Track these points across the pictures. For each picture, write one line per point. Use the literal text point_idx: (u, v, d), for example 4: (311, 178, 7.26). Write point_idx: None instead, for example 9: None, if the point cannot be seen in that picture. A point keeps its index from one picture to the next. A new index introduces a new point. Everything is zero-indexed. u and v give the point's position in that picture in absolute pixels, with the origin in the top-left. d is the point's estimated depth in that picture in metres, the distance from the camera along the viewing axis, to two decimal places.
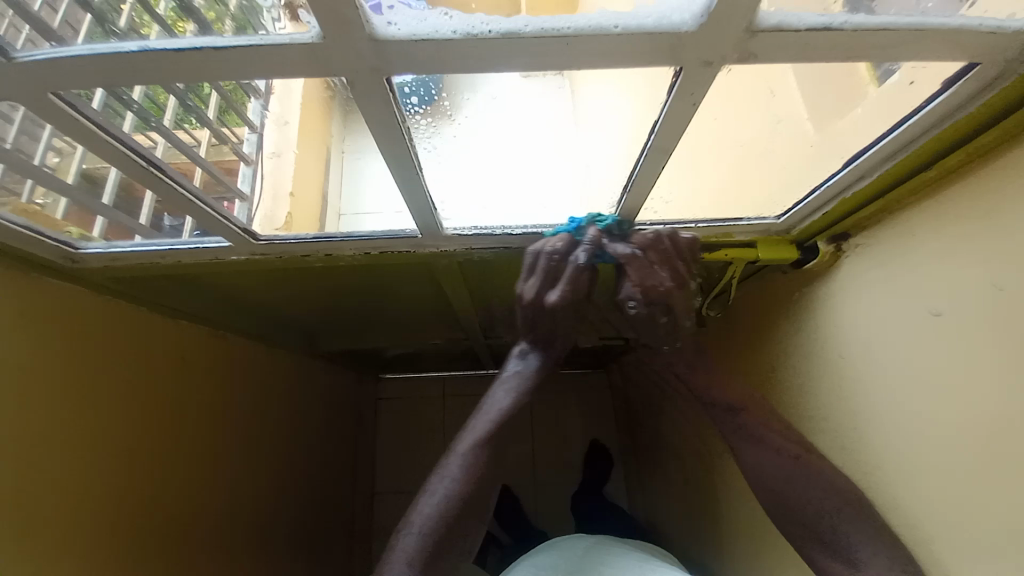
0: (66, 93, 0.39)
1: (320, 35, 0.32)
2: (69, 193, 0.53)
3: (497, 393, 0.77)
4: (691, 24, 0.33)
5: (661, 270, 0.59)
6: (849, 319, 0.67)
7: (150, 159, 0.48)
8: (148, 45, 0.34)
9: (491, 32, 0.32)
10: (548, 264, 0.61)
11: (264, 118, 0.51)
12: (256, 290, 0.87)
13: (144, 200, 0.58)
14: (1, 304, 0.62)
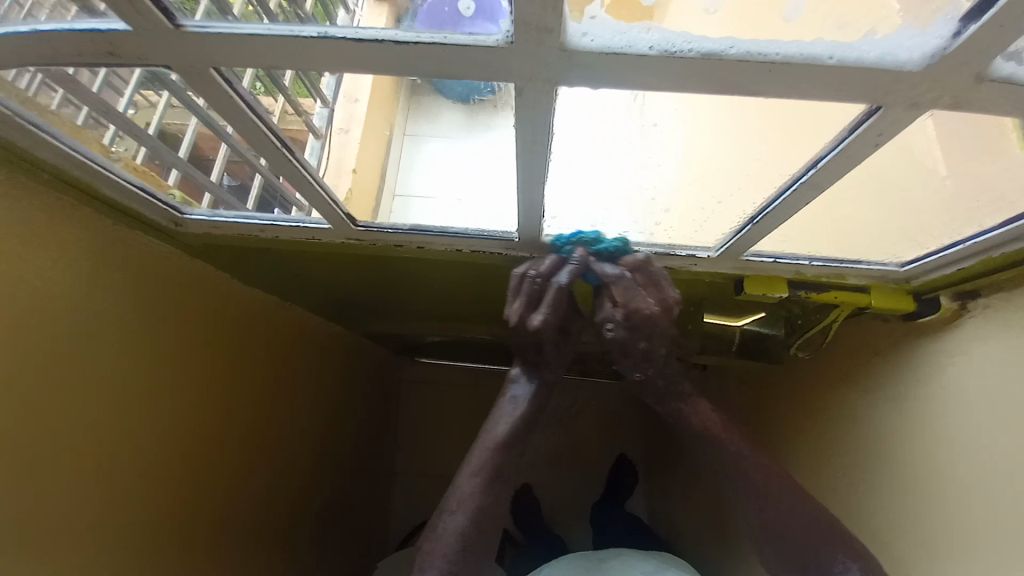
0: (225, 68, 0.38)
1: (510, 39, 0.31)
2: (147, 141, 0.54)
3: (501, 409, 0.71)
4: (916, 63, 0.30)
5: (648, 295, 0.57)
6: (961, 385, 0.62)
7: (279, 137, 0.47)
8: (328, 32, 0.33)
9: (691, 52, 0.30)
10: (531, 287, 0.58)
11: (337, 93, 0.49)
12: (333, 272, 0.87)
13: (217, 151, 0.57)
14: (95, 250, 0.64)
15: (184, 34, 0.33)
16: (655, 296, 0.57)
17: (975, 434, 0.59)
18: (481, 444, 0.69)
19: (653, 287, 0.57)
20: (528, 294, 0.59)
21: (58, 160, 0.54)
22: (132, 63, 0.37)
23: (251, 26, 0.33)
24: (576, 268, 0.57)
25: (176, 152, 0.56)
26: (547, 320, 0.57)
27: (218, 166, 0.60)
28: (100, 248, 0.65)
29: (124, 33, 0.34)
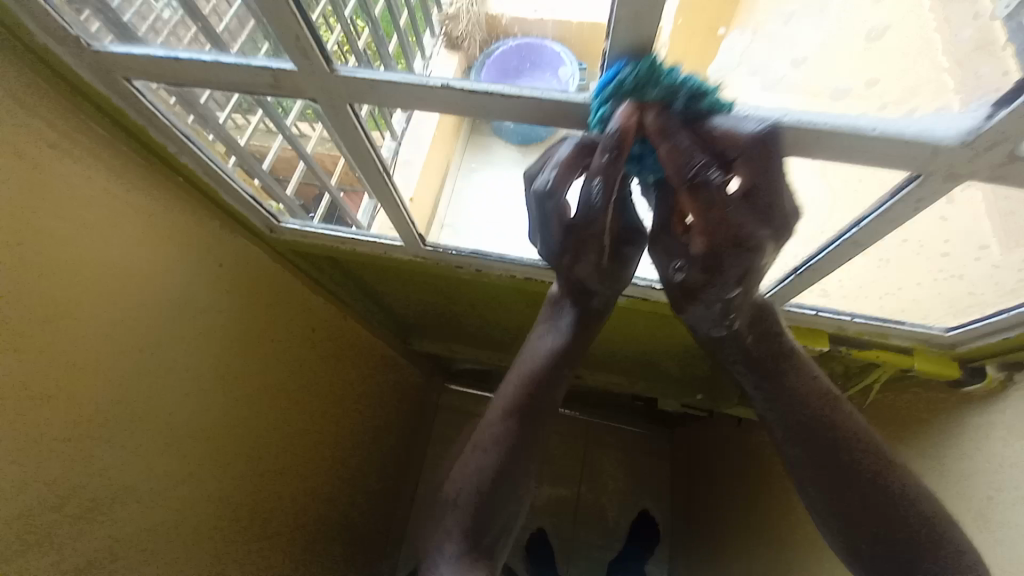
0: (357, 106, 0.47)
1: (596, 98, 0.37)
2: (238, 152, 0.62)
3: (535, 342, 0.70)
4: (953, 139, 0.34)
5: (703, 237, 0.41)
6: (1002, 458, 0.60)
7: (381, 164, 0.55)
8: (449, 83, 0.41)
9: (748, 117, 0.36)
10: (546, 199, 0.44)
11: (406, 125, 0.54)
12: (393, 287, 0.95)
13: (296, 166, 0.65)
14: (212, 249, 0.73)
15: (337, 76, 0.43)
16: (744, 213, 0.37)
17: (1013, 509, 0.58)
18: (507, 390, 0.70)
19: (755, 178, 0.35)
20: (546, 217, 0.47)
21: (194, 166, 0.63)
22: (285, 95, 0.47)
23: (390, 75, 0.42)
24: (614, 156, 0.35)
25: (260, 164, 0.64)
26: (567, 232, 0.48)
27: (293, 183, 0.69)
28: (217, 249, 0.74)
29: (287, 70, 0.43)
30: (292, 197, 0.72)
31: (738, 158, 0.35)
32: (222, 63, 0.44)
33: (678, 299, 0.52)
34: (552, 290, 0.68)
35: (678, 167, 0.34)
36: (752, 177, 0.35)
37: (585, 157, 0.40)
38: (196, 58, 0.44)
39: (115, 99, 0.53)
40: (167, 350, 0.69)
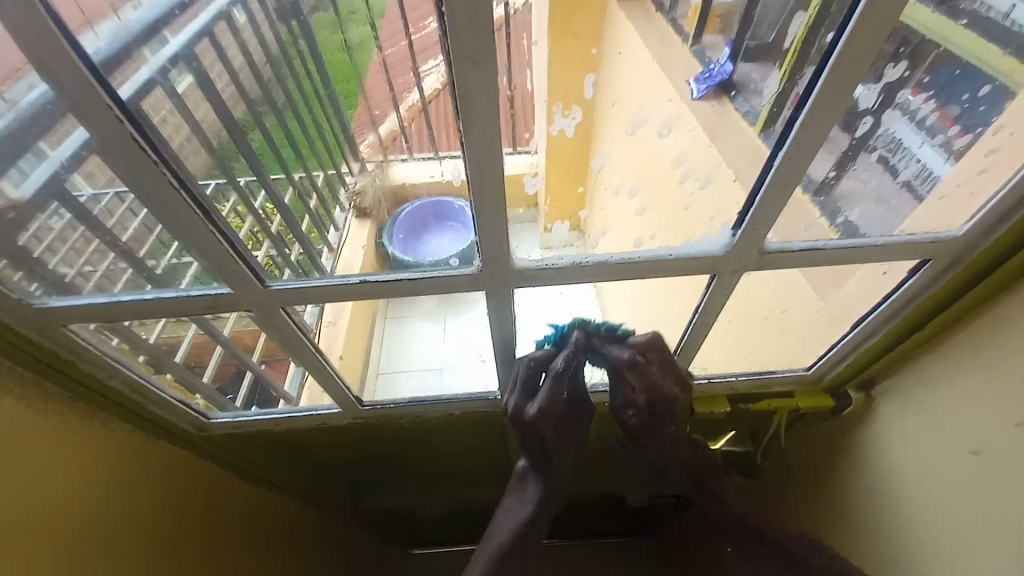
0: (290, 308, 0.56)
1: (481, 267, 0.50)
2: (153, 349, 0.66)
3: (503, 514, 0.72)
4: (722, 250, 0.50)
5: (665, 376, 0.65)
6: (901, 463, 0.72)
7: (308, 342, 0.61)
8: (367, 277, 0.52)
9: (589, 262, 0.50)
10: (527, 374, 0.65)
11: (319, 317, 0.62)
12: (338, 453, 0.94)
13: (212, 353, 0.72)
14: (137, 463, 0.71)
15: (271, 290, 0.52)
16: (672, 375, 0.65)
17: (929, 506, 0.68)
18: (494, 532, 0.71)
19: (660, 362, 0.65)
20: (530, 382, 0.65)
21: (123, 387, 0.66)
22: (224, 311, 0.54)
23: (317, 280, 0.52)
24: (573, 351, 0.62)
25: (174, 356, 0.69)
26: (547, 406, 0.63)
27: (211, 366, 0.74)
28: (141, 462, 0.71)
29: (226, 293, 0.52)
30: (209, 382, 0.75)
31: (647, 367, 0.64)
32: (164, 298, 0.52)
33: (641, 430, 0.71)
34: (518, 467, 0.76)
35: (618, 358, 0.63)
36: (661, 360, 0.65)
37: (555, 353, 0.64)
38: (137, 298, 0.52)
39: (49, 344, 0.57)
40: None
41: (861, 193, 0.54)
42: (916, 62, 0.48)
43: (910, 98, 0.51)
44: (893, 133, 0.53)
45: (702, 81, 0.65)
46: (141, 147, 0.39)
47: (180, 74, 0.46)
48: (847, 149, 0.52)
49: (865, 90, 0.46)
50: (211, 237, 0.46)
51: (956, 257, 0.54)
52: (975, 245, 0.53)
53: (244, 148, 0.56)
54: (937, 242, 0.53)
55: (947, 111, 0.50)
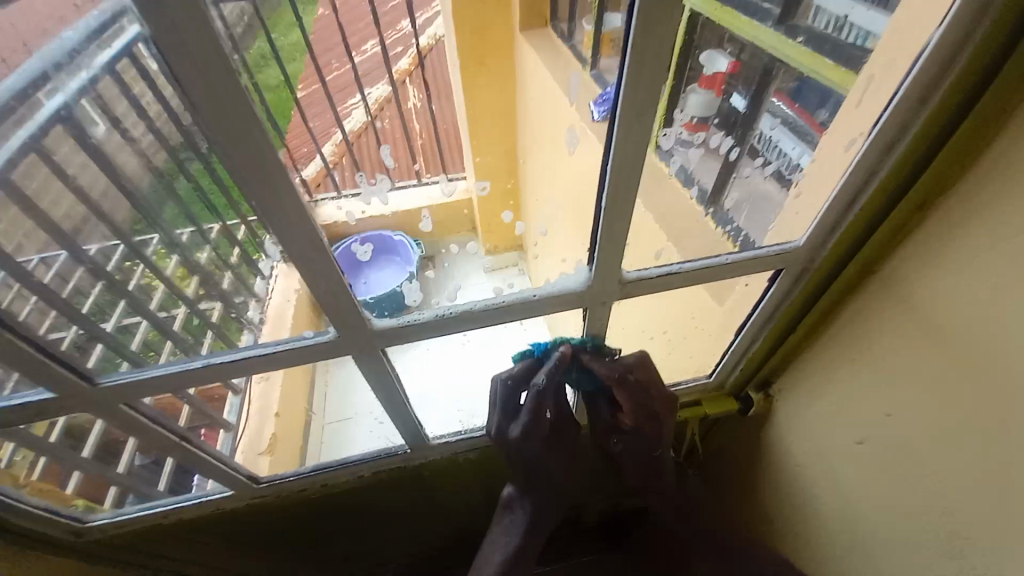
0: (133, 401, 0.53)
1: (337, 332, 0.50)
2: (50, 448, 0.60)
3: (500, 534, 0.69)
4: (583, 284, 0.52)
5: (649, 390, 0.63)
6: (802, 459, 0.74)
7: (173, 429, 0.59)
8: (211, 360, 0.50)
9: (452, 313, 0.51)
10: (505, 395, 0.61)
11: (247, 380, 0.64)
12: (250, 538, 0.87)
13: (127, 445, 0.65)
14: None
15: (100, 388, 0.48)
16: (658, 390, 0.64)
17: (829, 496, 0.71)
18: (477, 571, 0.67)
19: (646, 376, 0.63)
20: (511, 401, 0.61)
21: None
22: (56, 413, 0.50)
23: (153, 370, 0.49)
24: (557, 367, 0.59)
25: (79, 451, 0.62)
26: (527, 428, 0.60)
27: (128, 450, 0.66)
28: None
29: (50, 396, 0.47)
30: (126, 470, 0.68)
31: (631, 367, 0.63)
32: None
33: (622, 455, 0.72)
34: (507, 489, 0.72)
35: (611, 372, 0.61)
36: (643, 371, 0.63)
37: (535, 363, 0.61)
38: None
39: None
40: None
41: (748, 196, 0.58)
42: (764, 76, 0.52)
43: (778, 103, 0.54)
44: (773, 138, 0.55)
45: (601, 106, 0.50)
46: None
47: (58, 132, 0.39)
48: (718, 153, 0.58)
49: (704, 101, 0.52)
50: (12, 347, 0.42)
51: (803, 265, 0.58)
52: (817, 254, 0.57)
53: (152, 214, 0.48)
54: (782, 254, 0.56)
55: (809, 112, 0.52)
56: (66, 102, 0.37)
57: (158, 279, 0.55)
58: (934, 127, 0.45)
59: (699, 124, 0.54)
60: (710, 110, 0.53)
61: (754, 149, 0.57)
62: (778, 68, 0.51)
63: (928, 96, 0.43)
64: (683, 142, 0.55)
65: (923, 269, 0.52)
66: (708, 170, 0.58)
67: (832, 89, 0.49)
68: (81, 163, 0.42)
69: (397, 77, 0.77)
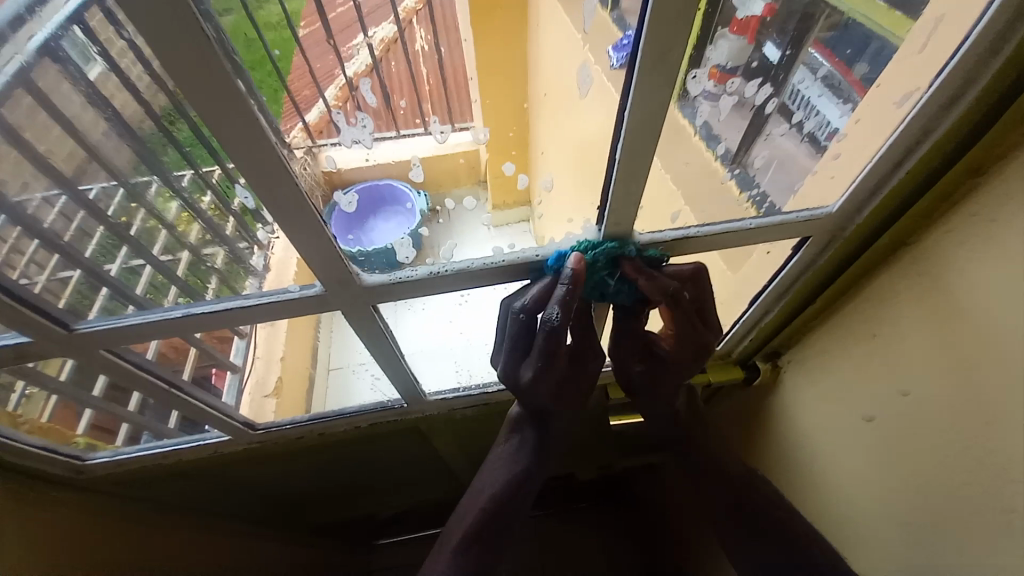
0: (115, 346, 0.52)
1: (323, 287, 0.47)
2: (61, 387, 0.60)
3: (491, 468, 0.69)
4: (592, 244, 0.49)
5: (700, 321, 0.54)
6: (805, 431, 0.73)
7: (162, 376, 0.59)
8: (191, 310, 0.48)
9: (448, 271, 0.48)
10: (519, 323, 0.50)
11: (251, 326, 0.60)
12: (251, 476, 0.90)
13: (131, 396, 0.64)
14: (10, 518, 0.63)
15: (77, 334, 0.48)
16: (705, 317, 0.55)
17: (828, 469, 0.70)
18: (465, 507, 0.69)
19: (696, 294, 0.52)
20: (520, 339, 0.52)
21: None
22: (35, 359, 0.50)
23: (132, 317, 0.48)
24: (570, 290, 0.45)
25: (88, 390, 0.61)
26: (539, 374, 0.53)
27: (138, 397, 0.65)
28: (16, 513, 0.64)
29: (25, 342, 0.47)
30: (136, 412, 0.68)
31: (684, 283, 0.51)
32: None
33: (640, 386, 0.63)
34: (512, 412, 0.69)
35: (661, 289, 0.48)
36: (693, 291, 0.52)
37: (551, 290, 0.48)
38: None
39: None
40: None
41: (773, 158, 0.52)
42: (805, 20, 0.44)
43: (816, 54, 0.46)
44: (805, 95, 0.48)
45: (621, 50, 0.43)
46: None
47: (45, 64, 0.34)
48: (745, 109, 0.50)
49: (734, 50, 0.44)
50: None
51: (831, 234, 0.53)
52: (849, 221, 0.52)
53: (151, 161, 0.41)
54: (811, 220, 0.51)
55: (847, 65, 0.46)
56: (47, 38, 0.32)
57: (162, 225, 0.47)
58: (1005, 80, 0.39)
59: (727, 74, 0.46)
60: (742, 58, 0.45)
61: (784, 106, 0.49)
62: (820, 11, 0.43)
63: (1005, 42, 0.37)
64: (708, 95, 0.47)
65: (965, 243, 0.47)
66: (732, 127, 0.51)
67: (877, 35, 0.43)
68: (73, 98, 0.36)
69: (402, 16, 0.62)
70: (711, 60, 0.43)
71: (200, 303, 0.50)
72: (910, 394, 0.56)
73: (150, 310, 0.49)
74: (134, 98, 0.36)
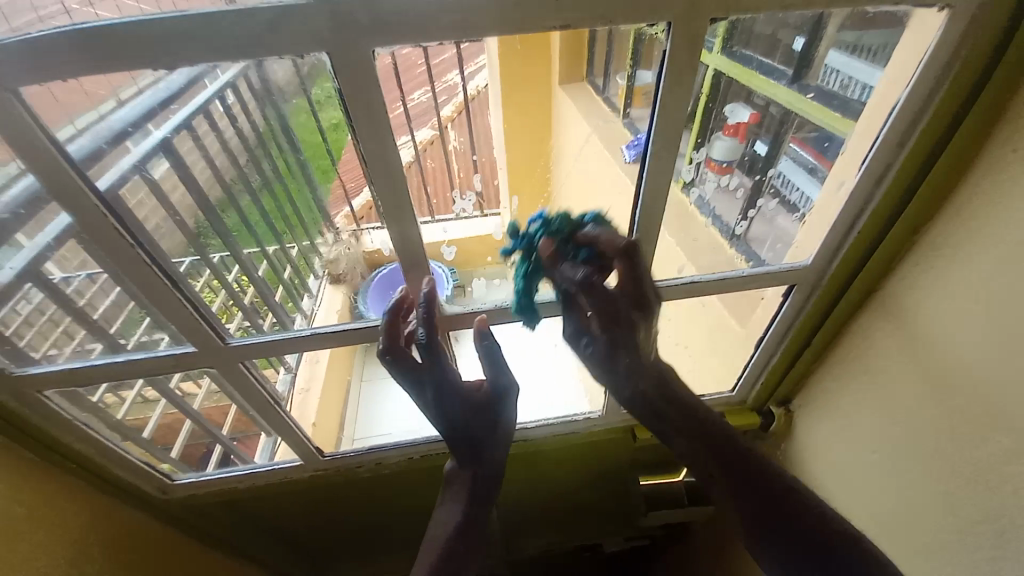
0: (248, 361, 0.64)
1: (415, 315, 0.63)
2: (122, 426, 0.73)
3: (437, 523, 0.67)
4: None
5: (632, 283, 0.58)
6: (823, 473, 0.78)
7: (190, 412, 0.78)
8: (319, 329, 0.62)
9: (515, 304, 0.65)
10: (398, 350, 0.59)
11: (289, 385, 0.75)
12: (301, 513, 0.97)
13: (183, 429, 0.80)
14: (85, 522, 0.72)
15: (229, 345, 0.60)
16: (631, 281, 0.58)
17: (848, 507, 0.74)
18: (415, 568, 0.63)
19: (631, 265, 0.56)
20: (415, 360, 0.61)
21: (89, 449, 0.70)
22: (186, 368, 0.62)
23: (270, 336, 0.61)
24: (426, 308, 0.58)
25: (140, 433, 0.76)
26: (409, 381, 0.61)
27: (183, 435, 0.81)
28: (88, 519, 0.73)
29: (190, 351, 0.60)
30: (176, 459, 0.81)
31: (625, 262, 0.56)
32: (133, 358, 0.60)
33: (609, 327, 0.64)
34: (449, 461, 0.70)
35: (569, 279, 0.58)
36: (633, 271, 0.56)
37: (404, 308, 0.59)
38: (69, 365, 0.59)
39: (20, 409, 0.62)
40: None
41: (771, 231, 0.68)
42: (784, 125, 0.62)
43: (799, 148, 0.63)
44: (789, 176, 0.65)
45: (632, 149, 0.65)
46: (119, 233, 0.48)
47: (159, 162, 0.53)
48: (735, 188, 0.68)
49: (729, 147, 0.64)
50: (176, 301, 0.54)
51: (814, 282, 0.66)
52: (825, 272, 0.65)
53: (217, 225, 0.62)
54: (797, 270, 0.64)
55: (824, 158, 0.60)
56: (164, 138, 0.52)
57: (220, 287, 0.64)
58: (917, 163, 0.54)
59: (726, 166, 0.66)
60: (736, 153, 0.64)
61: (777, 187, 0.66)
62: (794, 118, 0.61)
63: (907, 137, 0.53)
64: (713, 178, 0.67)
65: (923, 287, 0.59)
66: (730, 203, 0.69)
67: (834, 133, 0.58)
68: (167, 179, 0.54)
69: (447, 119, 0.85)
70: (710, 154, 0.63)
71: (322, 327, 0.63)
72: (905, 421, 0.64)
73: (283, 330, 0.62)
74: (211, 170, 0.58)
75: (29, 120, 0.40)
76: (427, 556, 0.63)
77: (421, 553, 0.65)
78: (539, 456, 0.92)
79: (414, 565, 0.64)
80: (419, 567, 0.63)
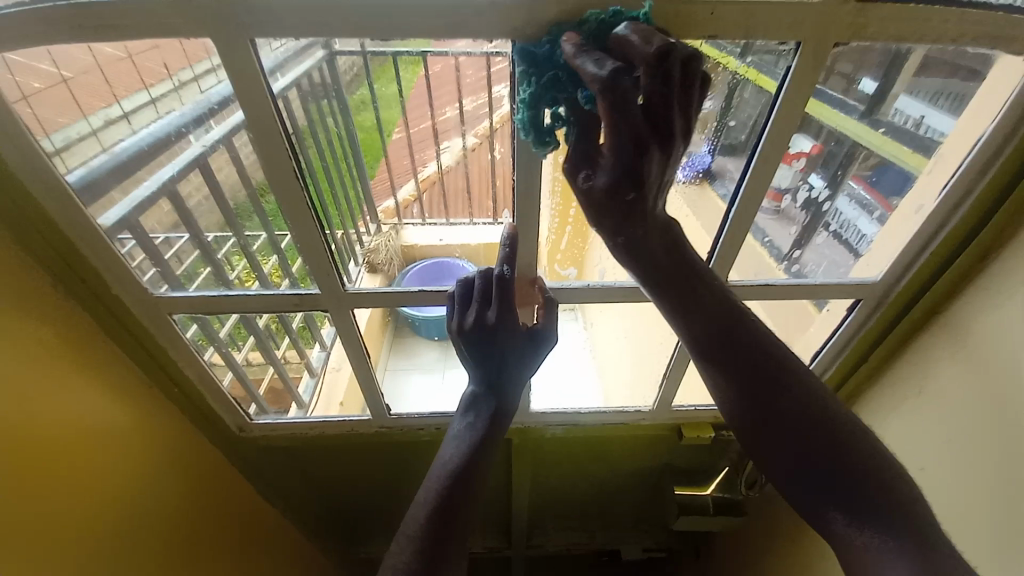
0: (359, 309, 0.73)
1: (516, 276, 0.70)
2: (205, 348, 0.77)
3: (446, 452, 0.68)
4: None
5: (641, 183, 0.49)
6: None
7: (233, 368, 0.83)
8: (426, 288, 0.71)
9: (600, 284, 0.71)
10: (483, 286, 0.66)
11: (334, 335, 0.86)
12: (352, 470, 1.03)
13: (223, 378, 0.83)
14: (178, 440, 0.80)
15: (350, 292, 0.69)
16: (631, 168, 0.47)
17: None
18: (415, 509, 0.63)
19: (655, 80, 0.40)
20: (486, 293, 0.66)
21: (194, 375, 0.78)
22: (303, 309, 0.70)
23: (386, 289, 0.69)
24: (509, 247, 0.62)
25: (204, 357, 0.77)
26: (481, 316, 0.65)
27: (227, 380, 0.83)
28: (180, 439, 0.81)
29: (315, 293, 0.69)
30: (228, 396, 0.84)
31: (652, 136, 0.43)
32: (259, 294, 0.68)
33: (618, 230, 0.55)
34: (467, 397, 0.73)
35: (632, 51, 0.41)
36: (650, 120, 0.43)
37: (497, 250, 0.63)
38: (204, 292, 0.67)
39: (152, 328, 0.71)
40: (122, 523, 0.69)
41: (823, 261, 0.71)
42: (848, 160, 0.64)
43: (855, 184, 0.67)
44: (839, 209, 0.68)
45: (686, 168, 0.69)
46: (295, 175, 0.57)
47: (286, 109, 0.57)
48: (790, 217, 0.69)
49: (790, 175, 0.65)
50: (316, 241, 0.63)
51: (881, 299, 0.70)
52: (892, 289, 0.69)
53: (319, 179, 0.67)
54: (867, 285, 0.69)
55: (883, 196, 0.65)
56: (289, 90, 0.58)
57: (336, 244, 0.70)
58: (995, 192, 0.59)
59: (780, 193, 0.67)
60: (794, 179, 0.66)
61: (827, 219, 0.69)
62: (859, 151, 0.63)
63: (990, 167, 0.57)
64: (771, 208, 0.68)
65: (985, 309, 0.62)
66: (784, 231, 0.70)
67: (908, 170, 0.62)
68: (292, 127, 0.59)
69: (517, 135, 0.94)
70: (774, 182, 0.64)
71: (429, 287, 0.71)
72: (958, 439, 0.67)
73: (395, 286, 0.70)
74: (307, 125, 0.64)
75: (257, 67, 0.49)
76: (435, 484, 0.64)
77: (428, 480, 0.65)
78: (583, 443, 0.97)
79: (421, 491, 0.65)
80: (428, 489, 0.64)
